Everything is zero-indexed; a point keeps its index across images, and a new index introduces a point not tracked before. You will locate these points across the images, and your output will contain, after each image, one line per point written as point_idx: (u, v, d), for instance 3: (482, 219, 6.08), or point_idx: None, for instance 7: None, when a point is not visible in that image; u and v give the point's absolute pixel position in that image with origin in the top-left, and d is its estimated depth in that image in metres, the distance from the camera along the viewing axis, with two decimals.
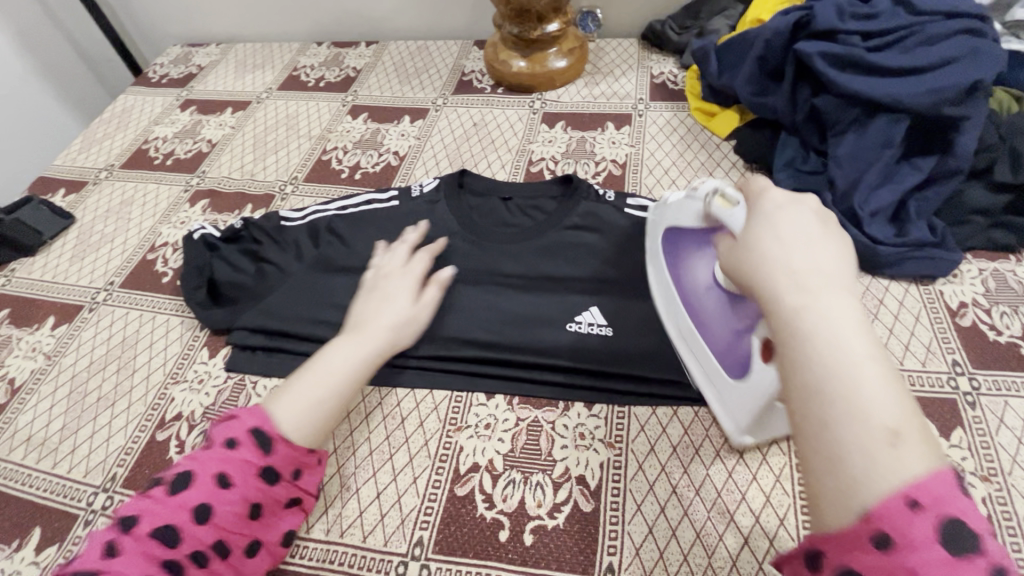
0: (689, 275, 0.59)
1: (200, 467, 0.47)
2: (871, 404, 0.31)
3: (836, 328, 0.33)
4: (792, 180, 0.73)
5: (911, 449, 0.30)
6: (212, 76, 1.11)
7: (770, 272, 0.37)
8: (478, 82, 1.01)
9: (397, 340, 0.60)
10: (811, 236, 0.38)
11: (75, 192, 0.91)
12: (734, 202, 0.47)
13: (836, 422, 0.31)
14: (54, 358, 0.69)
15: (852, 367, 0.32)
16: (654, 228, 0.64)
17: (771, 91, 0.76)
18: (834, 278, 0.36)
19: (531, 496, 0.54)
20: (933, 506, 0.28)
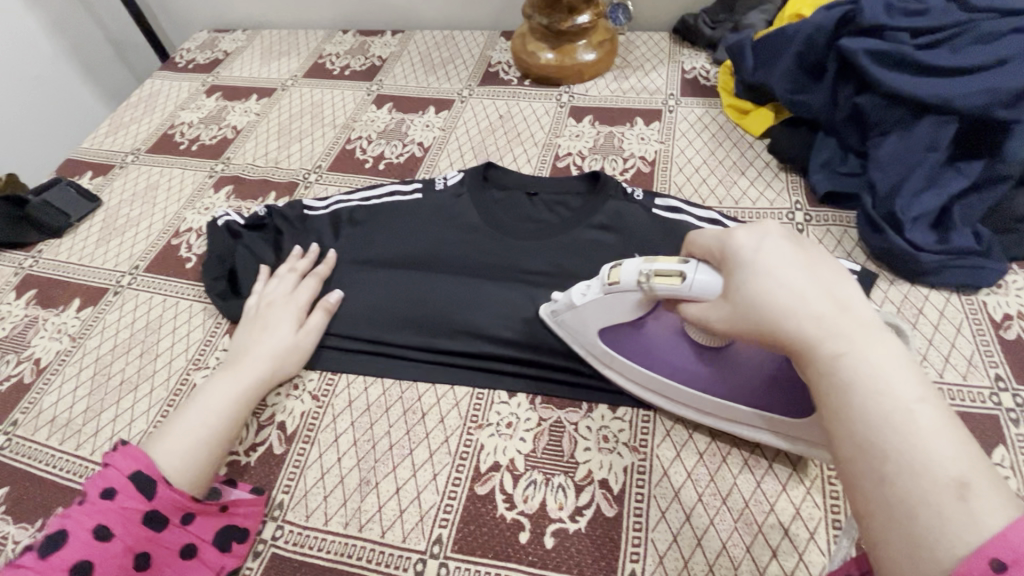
0: (661, 358, 0.55)
1: (73, 525, 0.46)
2: (930, 455, 0.30)
3: (875, 378, 0.33)
4: (828, 183, 0.70)
5: (986, 501, 0.28)
6: (238, 63, 1.11)
7: (795, 322, 0.37)
8: (504, 73, 0.99)
9: (279, 368, 0.61)
10: (826, 278, 0.38)
11: (102, 175, 0.91)
12: (679, 274, 0.46)
13: (896, 479, 0.30)
14: (79, 340, 0.70)
15: (902, 418, 0.31)
16: (579, 338, 0.59)
17: (809, 89, 0.73)
18: (864, 323, 0.36)
19: (552, 499, 0.53)
20: (1019, 566, 0.26)
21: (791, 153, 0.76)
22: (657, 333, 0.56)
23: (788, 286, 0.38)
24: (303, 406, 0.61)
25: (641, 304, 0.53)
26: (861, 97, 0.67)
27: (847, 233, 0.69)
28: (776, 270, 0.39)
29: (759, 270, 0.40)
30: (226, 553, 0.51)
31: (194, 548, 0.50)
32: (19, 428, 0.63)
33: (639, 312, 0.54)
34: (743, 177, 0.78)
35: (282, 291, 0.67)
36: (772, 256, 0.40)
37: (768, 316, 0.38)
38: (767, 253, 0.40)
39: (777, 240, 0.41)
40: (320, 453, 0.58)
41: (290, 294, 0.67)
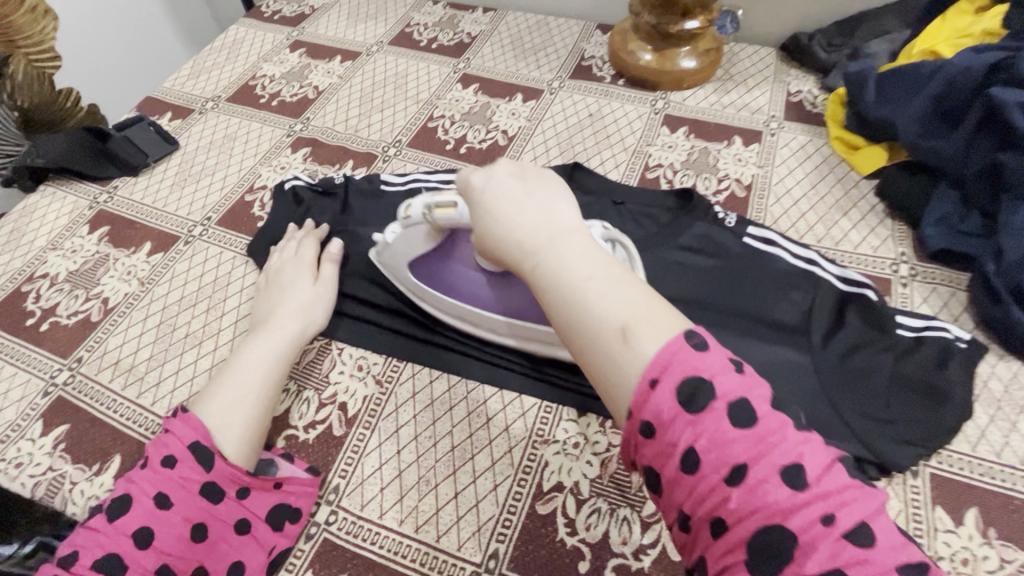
0: (457, 284, 0.61)
1: (138, 490, 0.46)
2: (602, 316, 0.37)
3: (560, 272, 0.39)
4: (943, 240, 0.65)
5: (640, 334, 0.35)
6: (325, 20, 1.08)
7: (508, 245, 0.43)
8: (598, 69, 0.95)
9: (309, 321, 0.61)
10: (531, 199, 0.44)
11: (181, 118, 0.90)
12: (452, 203, 0.52)
13: (589, 344, 0.37)
14: (147, 286, 0.69)
15: (580, 296, 0.38)
16: (397, 272, 0.64)
17: (939, 135, 0.68)
18: (555, 230, 0.42)
19: (616, 531, 0.50)
20: (666, 376, 0.33)
21: (904, 199, 0.71)
22: (453, 261, 0.60)
23: (503, 220, 0.44)
24: (366, 390, 0.60)
25: (433, 236, 0.58)
26: (1003, 153, 0.61)
27: (955, 296, 0.65)
28: (493, 210, 0.45)
29: (485, 212, 0.45)
30: (278, 531, 0.50)
31: (249, 524, 0.49)
32: (83, 366, 0.63)
33: (432, 243, 0.59)
34: (846, 218, 0.73)
35: (286, 258, 0.66)
36: (492, 196, 0.45)
37: (495, 247, 0.44)
38: (490, 196, 0.45)
39: (500, 177, 0.46)
40: (380, 441, 0.56)
41: (296, 256, 0.66)
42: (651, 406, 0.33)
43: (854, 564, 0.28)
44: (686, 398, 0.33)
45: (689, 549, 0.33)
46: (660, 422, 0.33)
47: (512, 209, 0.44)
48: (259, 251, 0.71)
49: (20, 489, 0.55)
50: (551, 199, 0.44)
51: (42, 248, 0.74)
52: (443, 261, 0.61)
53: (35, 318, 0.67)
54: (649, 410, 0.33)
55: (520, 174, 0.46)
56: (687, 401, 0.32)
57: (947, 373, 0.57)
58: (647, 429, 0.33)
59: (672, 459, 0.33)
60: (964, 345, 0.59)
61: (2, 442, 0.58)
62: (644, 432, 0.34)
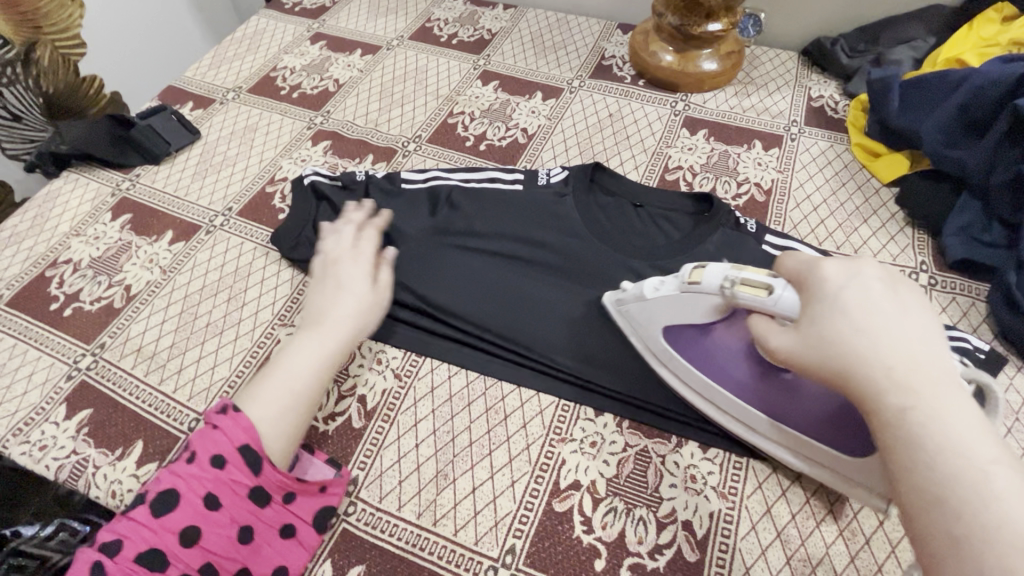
0: (723, 366, 0.52)
1: (185, 488, 0.46)
2: (1011, 520, 0.28)
3: (954, 434, 0.31)
4: (964, 250, 0.65)
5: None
6: (345, 13, 1.08)
7: (866, 365, 0.34)
8: (618, 69, 0.95)
9: (363, 327, 0.59)
10: (905, 320, 0.35)
11: (202, 108, 0.91)
12: (768, 286, 0.43)
13: (972, 540, 0.28)
14: (169, 274, 0.70)
15: (980, 479, 0.29)
16: (641, 330, 0.57)
17: (963, 145, 0.68)
18: (939, 376, 0.33)
19: (632, 530, 0.51)
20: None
21: (925, 208, 0.71)
22: (728, 341, 0.52)
23: (863, 331, 0.35)
24: (385, 382, 0.61)
25: (718, 310, 0.50)
26: None
27: (974, 306, 0.65)
28: (854, 314, 0.36)
29: (837, 310, 0.36)
30: (321, 535, 0.51)
31: (294, 528, 0.50)
32: (106, 352, 0.63)
33: (713, 318, 0.51)
34: (865, 225, 0.73)
35: (342, 249, 0.64)
36: (855, 297, 0.37)
37: (838, 361, 0.35)
38: (854, 296, 0.37)
39: (867, 276, 0.37)
40: (398, 435, 0.57)
41: (352, 250, 0.64)
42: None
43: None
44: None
45: None
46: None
47: (879, 324, 0.35)
48: (281, 243, 0.71)
49: (44, 471, 0.56)
50: (927, 329, 0.35)
51: (65, 233, 0.75)
52: (710, 338, 0.52)
53: (59, 303, 0.68)
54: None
55: (889, 281, 0.37)
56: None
57: None
58: None
59: None
60: (983, 356, 0.59)
61: (27, 425, 0.59)
62: None
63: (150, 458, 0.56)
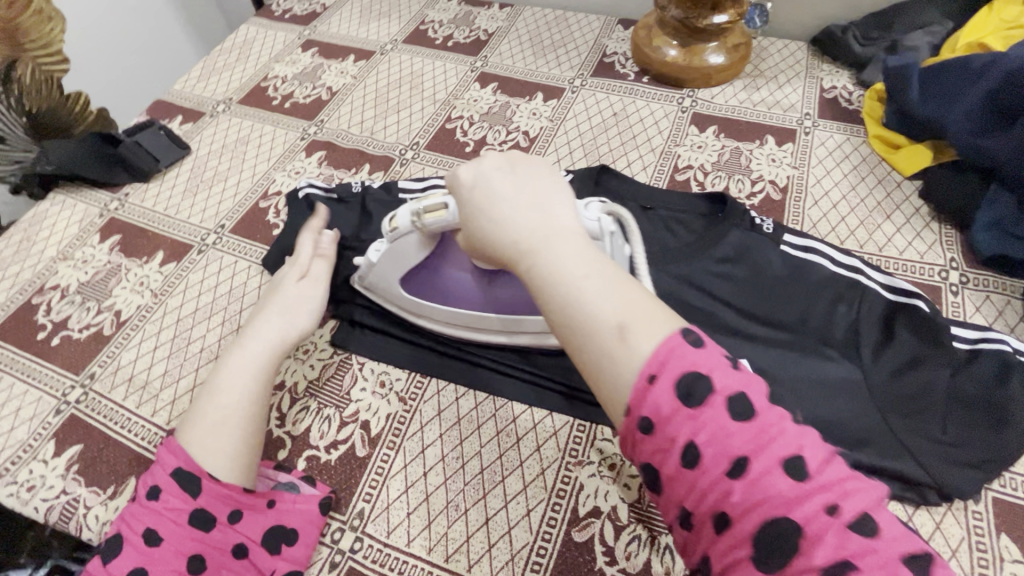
0: (450, 290, 0.58)
1: (128, 529, 0.44)
2: (597, 314, 0.34)
3: (555, 268, 0.37)
4: (996, 245, 0.62)
5: (639, 333, 0.33)
6: (336, 18, 1.05)
7: (502, 243, 0.40)
8: (621, 66, 0.91)
9: (292, 329, 0.57)
10: (525, 194, 0.42)
11: (192, 122, 0.88)
12: (441, 205, 0.50)
13: (585, 342, 0.34)
14: (160, 297, 0.67)
15: (577, 293, 0.35)
16: (387, 292, 0.61)
17: (991, 134, 0.64)
18: (553, 227, 0.39)
19: (658, 561, 0.48)
20: (666, 372, 0.31)
21: (952, 201, 0.67)
22: (445, 268, 0.58)
23: (496, 217, 0.42)
24: (390, 407, 0.57)
25: (425, 244, 0.56)
26: None
27: (1010, 304, 0.61)
28: (487, 209, 0.42)
29: (477, 211, 0.43)
30: (277, 554, 0.48)
31: (246, 548, 0.47)
32: (96, 383, 0.61)
33: (427, 253, 0.57)
34: (888, 221, 0.69)
35: (288, 264, 0.62)
36: (486, 193, 0.43)
37: (493, 250, 0.42)
38: (482, 191, 0.43)
39: (491, 171, 0.44)
40: (405, 463, 0.54)
41: (299, 262, 0.62)
42: (650, 401, 0.31)
43: (864, 556, 0.26)
44: (683, 394, 0.31)
45: (692, 547, 0.31)
46: (659, 418, 0.31)
47: (506, 205, 0.42)
48: (276, 260, 0.68)
49: (33, 514, 0.53)
50: (542, 195, 0.42)
51: (53, 258, 0.72)
52: (432, 269, 0.59)
53: (46, 332, 0.65)
54: (648, 405, 0.31)
55: (510, 169, 0.44)
56: (685, 396, 0.31)
57: (1008, 389, 0.53)
58: (646, 427, 0.31)
59: (671, 454, 0.31)
60: None
61: (14, 463, 0.56)
62: (643, 428, 0.32)
63: None
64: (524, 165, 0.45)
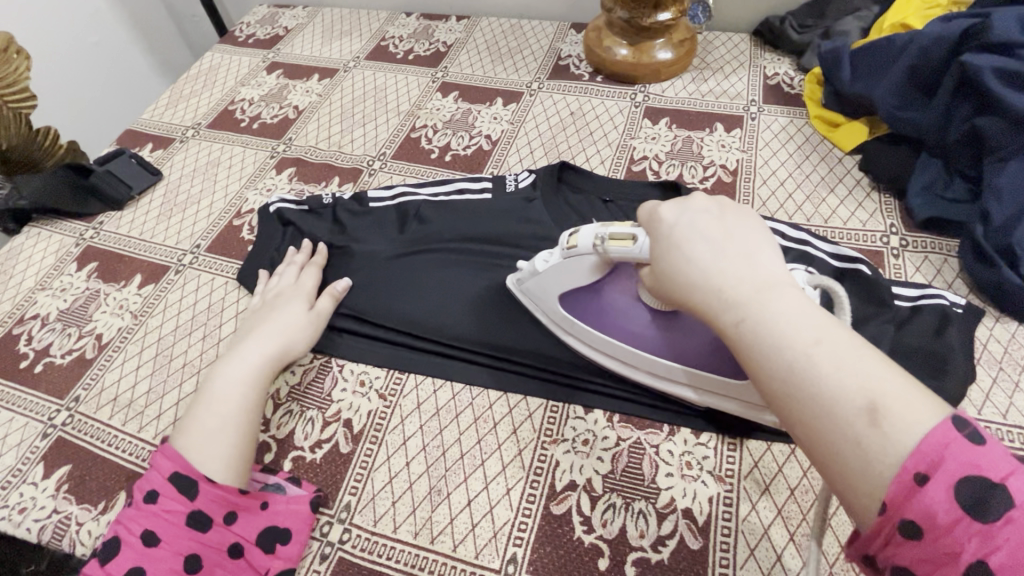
0: (615, 319, 0.55)
1: (127, 532, 0.47)
2: (838, 389, 0.30)
3: (773, 328, 0.34)
4: (930, 208, 0.66)
5: (898, 417, 0.28)
6: (299, 40, 1.08)
7: (699, 291, 0.38)
8: (575, 68, 0.95)
9: (289, 346, 0.60)
10: (729, 241, 0.39)
11: (162, 148, 0.90)
12: (631, 236, 0.48)
13: (819, 419, 0.31)
14: (140, 318, 0.69)
15: (806, 361, 0.32)
16: (542, 305, 0.60)
17: (916, 107, 0.69)
18: (763, 279, 0.37)
19: (633, 525, 0.50)
20: (941, 473, 0.26)
21: (888, 171, 0.71)
22: (610, 293, 0.56)
23: (694, 262, 0.39)
24: (371, 404, 0.60)
25: (598, 268, 0.53)
26: (981, 118, 0.62)
27: (947, 262, 0.65)
28: (683, 249, 0.40)
29: (671, 250, 0.41)
30: (271, 554, 0.49)
31: (241, 548, 0.49)
32: (81, 405, 0.62)
33: (596, 277, 0.55)
34: (833, 194, 0.73)
35: (285, 285, 0.66)
36: (685, 233, 0.41)
37: (689, 298, 0.39)
38: (681, 229, 0.41)
39: (696, 210, 0.42)
40: (388, 455, 0.56)
41: (295, 284, 0.66)
42: (919, 504, 0.27)
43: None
44: (971, 503, 0.26)
45: None
46: (932, 526, 0.26)
47: (709, 249, 0.39)
48: (252, 274, 0.70)
49: (26, 535, 0.54)
50: (755, 245, 0.39)
51: (31, 288, 0.73)
52: (600, 294, 0.56)
53: (28, 360, 0.66)
54: (915, 508, 0.27)
55: (717, 210, 0.42)
56: (971, 505, 0.26)
57: (947, 341, 0.57)
58: (910, 529, 0.27)
59: (952, 568, 0.26)
60: (960, 311, 0.60)
61: (4, 488, 0.57)
62: (904, 530, 0.27)
63: None
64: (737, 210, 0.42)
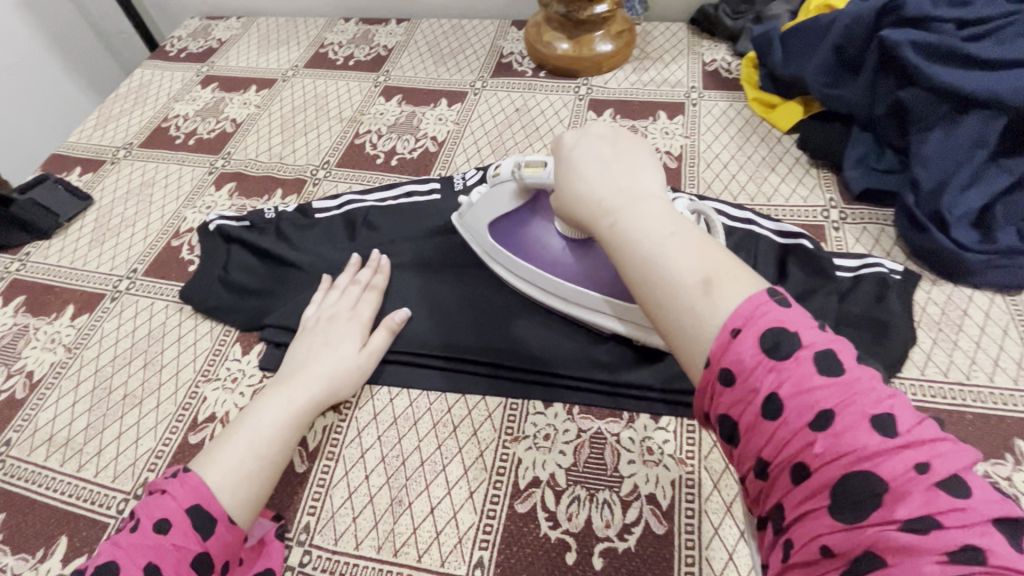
0: (534, 246, 0.60)
1: (126, 558, 0.42)
2: (680, 272, 0.36)
3: (639, 226, 0.39)
4: (866, 180, 0.68)
5: (723, 289, 0.34)
6: (234, 52, 1.05)
7: (584, 202, 0.43)
8: (518, 65, 0.95)
9: (335, 390, 0.56)
10: (614, 160, 0.44)
11: (92, 172, 0.85)
12: (542, 163, 0.55)
13: (665, 297, 0.36)
14: (75, 351, 0.65)
15: (660, 250, 0.37)
16: (475, 236, 0.65)
17: (845, 83, 0.71)
18: (638, 190, 0.42)
19: (598, 516, 0.50)
20: (750, 327, 0.32)
21: (824, 148, 0.73)
22: (533, 222, 0.61)
23: (583, 178, 0.44)
24: (325, 419, 0.58)
25: (519, 196, 0.60)
26: (904, 90, 0.64)
27: (884, 232, 0.67)
28: (576, 168, 0.45)
29: (568, 168, 0.46)
30: None
31: None
32: (14, 449, 0.58)
33: (519, 204, 0.60)
34: (774, 173, 0.75)
35: (339, 309, 0.61)
36: (579, 153, 0.46)
37: (577, 209, 0.44)
38: (578, 149, 0.46)
39: (592, 135, 0.47)
40: (346, 470, 0.54)
41: (351, 311, 0.61)
42: (732, 354, 0.32)
43: (951, 514, 0.26)
44: (770, 347, 0.31)
45: (765, 495, 0.32)
46: (741, 370, 0.32)
47: (596, 166, 0.44)
48: (194, 295, 0.67)
49: None
50: (636, 162, 0.44)
51: None
52: (522, 224, 0.61)
53: None
54: (730, 358, 0.32)
55: (613, 138, 0.46)
56: (771, 350, 0.31)
57: (888, 307, 0.59)
58: (726, 377, 0.32)
59: (754, 405, 0.31)
60: (899, 277, 0.62)
61: None
62: (723, 380, 0.32)
63: (77, 553, 0.51)
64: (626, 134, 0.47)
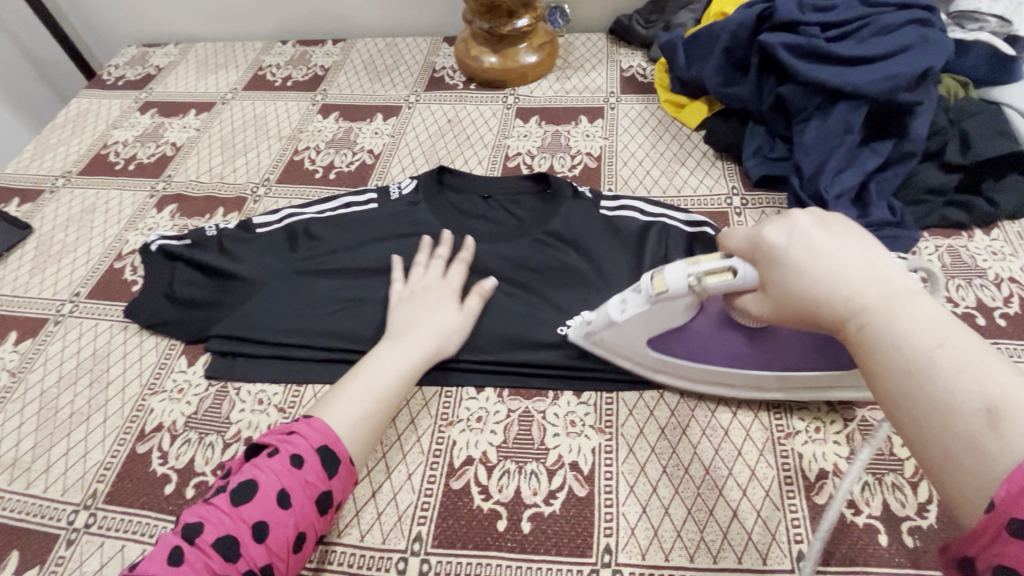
0: (706, 350, 0.55)
1: (264, 479, 0.46)
2: (954, 397, 0.31)
3: (897, 335, 0.34)
4: (761, 168, 0.76)
5: (1019, 423, 0.29)
6: (172, 77, 1.07)
7: (818, 303, 0.39)
8: (450, 78, 1.01)
9: (441, 347, 0.61)
10: (850, 255, 0.39)
11: (30, 202, 0.86)
12: (730, 268, 0.46)
13: (933, 421, 0.31)
14: (20, 375, 0.66)
15: (928, 366, 0.32)
16: (621, 350, 0.58)
17: (737, 82, 0.79)
18: (892, 289, 0.36)
19: (526, 485, 0.55)
20: None
21: (726, 141, 0.81)
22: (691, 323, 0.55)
23: (809, 273, 0.39)
24: (270, 419, 0.61)
25: (688, 304, 0.52)
26: (783, 87, 0.73)
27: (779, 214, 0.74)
28: (800, 264, 0.40)
29: (784, 266, 0.41)
30: None
31: None
32: None
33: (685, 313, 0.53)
34: (683, 167, 0.82)
35: (431, 278, 0.66)
36: (796, 248, 0.41)
37: (807, 308, 0.40)
38: (796, 246, 0.41)
39: (801, 228, 0.41)
40: None
41: (442, 280, 0.66)
42: None
43: None
44: None
45: None
46: None
47: (829, 262, 0.39)
48: (139, 314, 0.69)
49: None
50: (872, 255, 0.39)
51: None
52: (684, 329, 0.55)
53: None
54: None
55: (826, 224, 0.41)
56: None
57: None
58: (1018, 529, 0.27)
59: None
60: None
61: None
62: (1014, 529, 0.27)
63: (30, 564, 0.53)
64: (843, 217, 0.42)
